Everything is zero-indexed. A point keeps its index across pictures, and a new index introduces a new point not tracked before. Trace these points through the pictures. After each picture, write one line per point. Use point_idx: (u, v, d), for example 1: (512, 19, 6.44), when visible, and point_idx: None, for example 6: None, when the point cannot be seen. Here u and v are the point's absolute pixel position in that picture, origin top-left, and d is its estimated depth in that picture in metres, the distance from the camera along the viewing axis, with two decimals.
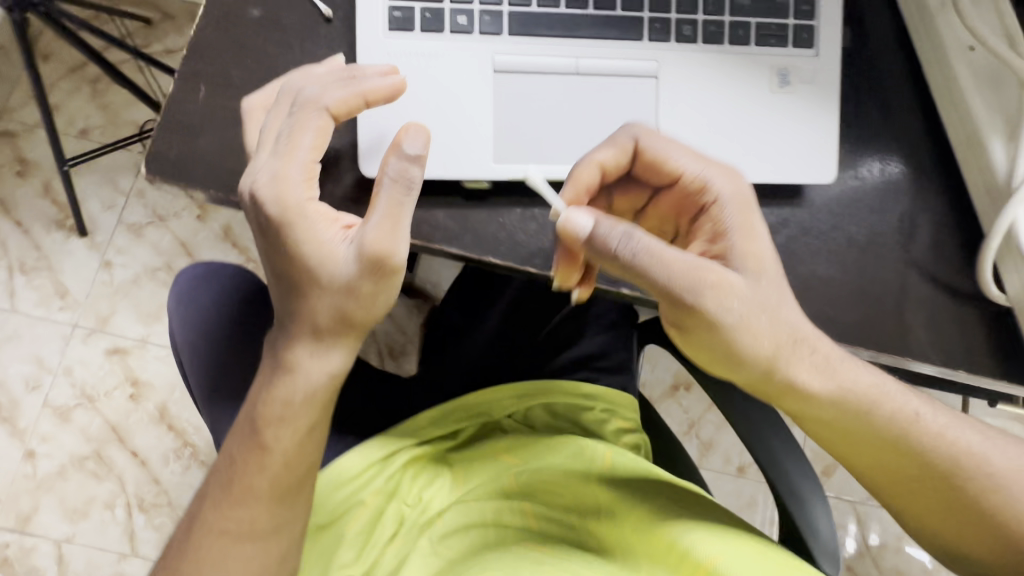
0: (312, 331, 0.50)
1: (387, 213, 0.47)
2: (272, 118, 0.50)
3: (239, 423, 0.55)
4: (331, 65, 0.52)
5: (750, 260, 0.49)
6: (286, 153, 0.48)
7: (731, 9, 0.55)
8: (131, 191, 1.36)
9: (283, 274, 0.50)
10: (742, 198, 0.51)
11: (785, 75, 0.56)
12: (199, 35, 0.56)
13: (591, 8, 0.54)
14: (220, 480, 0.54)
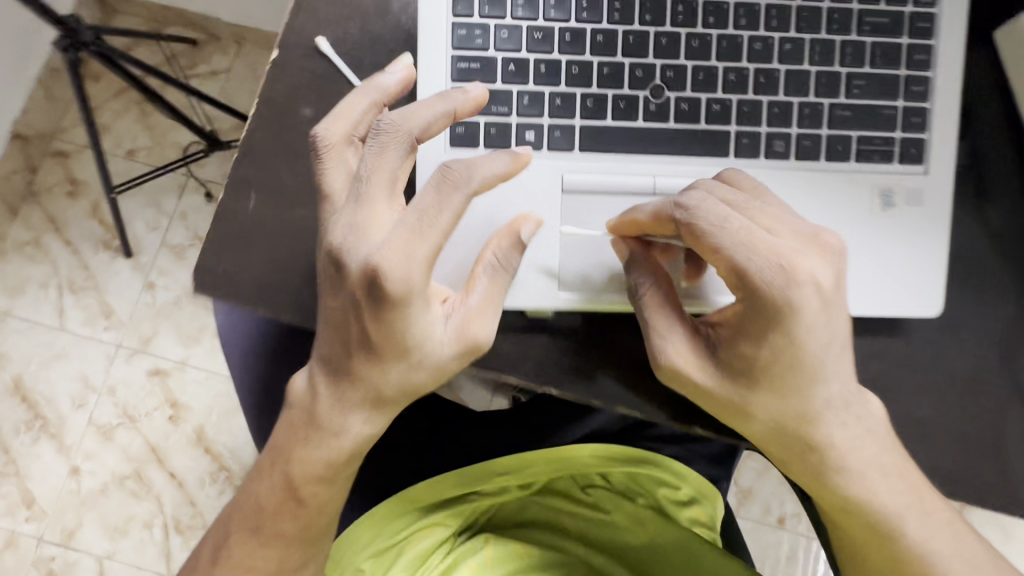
0: (376, 399, 0.50)
1: (489, 298, 0.47)
2: (376, 166, 0.44)
3: (293, 419, 0.53)
4: (433, 107, 0.44)
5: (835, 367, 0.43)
6: (411, 222, 0.43)
7: (830, 122, 0.49)
8: (174, 214, 1.22)
9: (369, 343, 0.47)
10: (814, 317, 0.42)
11: (888, 195, 0.50)
12: (249, 138, 0.54)
13: (673, 122, 0.48)
14: (273, 469, 0.55)
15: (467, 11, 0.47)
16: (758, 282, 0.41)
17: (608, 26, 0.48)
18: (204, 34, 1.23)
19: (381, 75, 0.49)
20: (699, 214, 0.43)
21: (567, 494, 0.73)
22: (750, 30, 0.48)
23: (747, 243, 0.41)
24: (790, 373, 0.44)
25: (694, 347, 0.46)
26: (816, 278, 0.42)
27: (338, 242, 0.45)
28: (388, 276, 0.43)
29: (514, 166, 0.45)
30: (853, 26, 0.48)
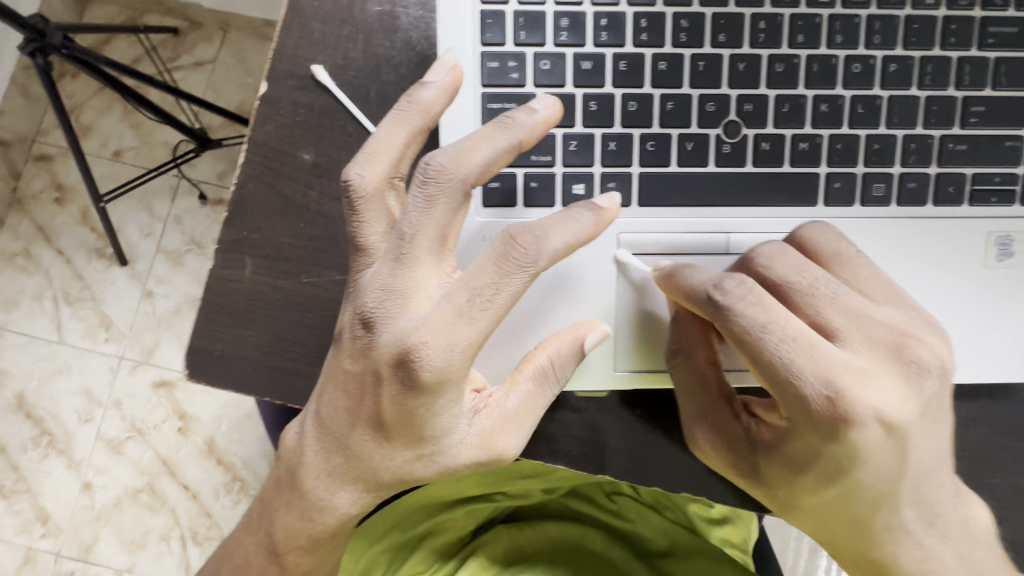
0: (370, 482, 0.42)
1: (528, 406, 0.40)
2: (422, 223, 0.36)
3: (280, 474, 0.46)
4: (493, 142, 0.36)
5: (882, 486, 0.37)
6: (461, 303, 0.36)
7: (940, 158, 0.40)
8: (166, 217, 1.07)
9: (382, 424, 0.40)
10: (876, 452, 0.36)
11: (1007, 244, 0.41)
12: (239, 191, 0.46)
13: (751, 165, 0.40)
14: (259, 526, 0.48)
15: (498, 39, 0.38)
16: (807, 409, 0.35)
17: (671, 50, 0.39)
18: (185, 22, 1.09)
19: (424, 87, 0.37)
20: (739, 310, 0.35)
21: (588, 497, 0.65)
22: (849, 48, 0.39)
23: (795, 360, 0.35)
24: (842, 502, 0.39)
25: (722, 435, 0.41)
26: (882, 411, 0.35)
27: (371, 305, 0.37)
28: (423, 362, 0.36)
29: (596, 226, 0.37)
30: (974, 38, 0.40)
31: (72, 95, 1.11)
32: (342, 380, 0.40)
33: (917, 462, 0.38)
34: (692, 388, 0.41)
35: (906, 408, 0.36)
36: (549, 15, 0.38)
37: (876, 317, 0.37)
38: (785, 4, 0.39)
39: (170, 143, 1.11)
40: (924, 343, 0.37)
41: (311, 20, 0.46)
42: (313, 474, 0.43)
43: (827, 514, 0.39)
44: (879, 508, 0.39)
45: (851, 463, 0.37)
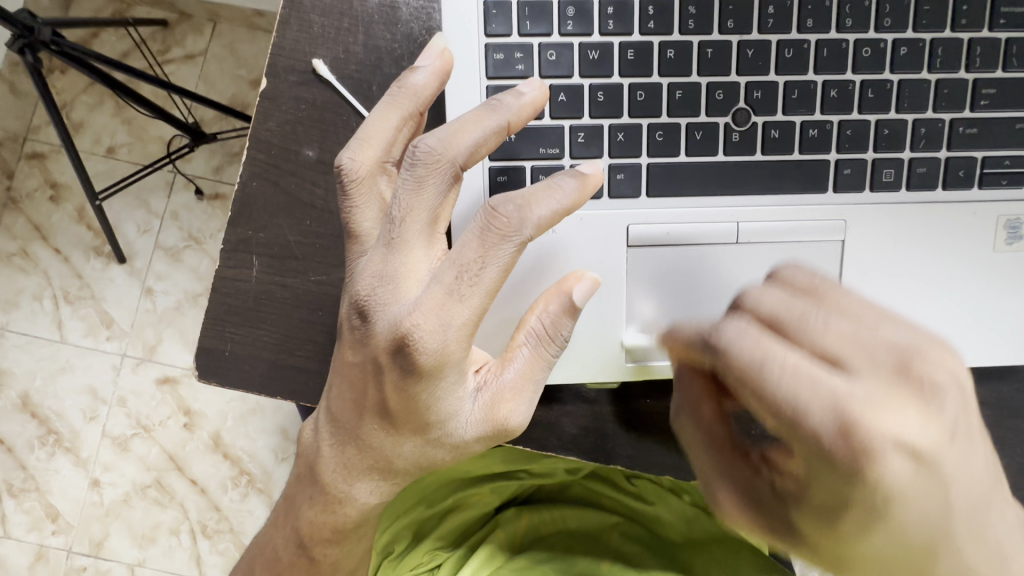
0: (385, 470, 0.42)
1: (529, 372, 0.39)
2: (410, 204, 0.36)
3: (300, 472, 0.47)
4: (482, 125, 0.36)
5: (930, 504, 0.34)
6: (449, 278, 0.36)
7: (951, 142, 0.40)
8: (165, 214, 1.06)
9: (387, 412, 0.40)
10: (905, 488, 0.33)
11: (1016, 227, 0.41)
12: (243, 191, 0.45)
13: (760, 154, 0.40)
14: (285, 520, 0.49)
15: (504, 29, 0.38)
16: (819, 449, 0.32)
17: (679, 38, 0.38)
18: (174, 13, 1.07)
19: (414, 74, 0.38)
20: (733, 352, 0.33)
21: (609, 479, 0.68)
22: (858, 32, 0.39)
23: (798, 395, 0.32)
24: (887, 553, 0.35)
25: (731, 478, 0.39)
26: (903, 440, 0.32)
27: (365, 292, 0.37)
28: (419, 344, 0.36)
29: (581, 193, 0.36)
30: (985, 19, 0.39)
31: (62, 91, 1.09)
32: (346, 372, 0.40)
33: (956, 487, 0.35)
34: (702, 449, 0.40)
35: (927, 435, 0.32)
36: (555, 4, 0.37)
37: (880, 339, 0.34)
38: None
39: (163, 138, 1.10)
40: (935, 360, 0.33)
41: (310, 13, 0.46)
42: (329, 467, 0.44)
43: (872, 566, 0.36)
44: (922, 553, 0.35)
45: (881, 505, 0.33)
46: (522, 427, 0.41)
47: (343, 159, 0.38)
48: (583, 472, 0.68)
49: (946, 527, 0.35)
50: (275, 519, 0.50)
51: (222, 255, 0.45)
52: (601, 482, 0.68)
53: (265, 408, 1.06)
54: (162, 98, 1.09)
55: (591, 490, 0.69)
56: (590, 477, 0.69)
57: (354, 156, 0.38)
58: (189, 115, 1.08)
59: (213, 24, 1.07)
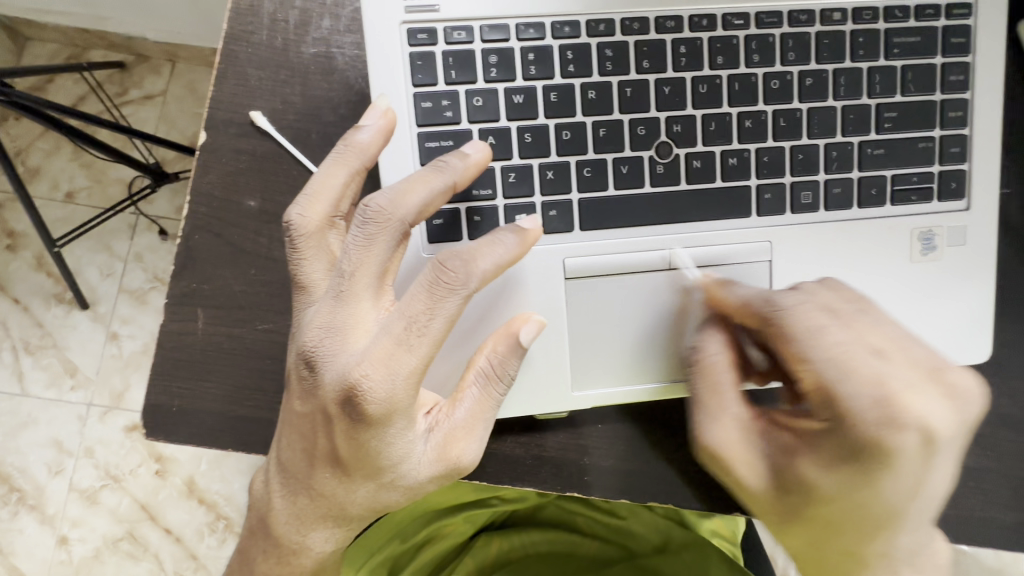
0: (340, 517, 0.42)
1: (479, 412, 0.40)
2: (359, 260, 0.38)
3: (253, 524, 0.46)
4: (428, 184, 0.37)
5: (902, 490, 0.38)
6: (395, 326, 0.37)
7: (861, 163, 0.43)
8: (127, 257, 1.05)
9: (338, 460, 0.40)
10: (907, 461, 0.36)
11: (929, 238, 0.44)
12: (187, 244, 0.45)
13: (684, 183, 0.41)
14: (241, 574, 0.47)
15: (429, 79, 0.39)
16: (848, 409, 0.36)
17: (599, 78, 0.40)
18: (131, 56, 1.06)
19: (359, 131, 0.39)
20: (792, 315, 0.38)
21: (583, 498, 0.70)
22: (766, 66, 0.41)
23: (839, 370, 0.36)
24: (854, 512, 0.39)
25: (746, 435, 0.41)
26: (926, 423, 0.36)
27: (310, 343, 0.38)
28: (367, 394, 0.37)
29: (522, 247, 0.38)
30: (881, 49, 0.42)
31: (16, 138, 1.07)
32: (294, 422, 0.41)
33: (931, 487, 0.38)
34: (714, 389, 0.41)
35: (947, 424, 0.36)
36: (477, 53, 0.39)
37: (915, 342, 0.38)
38: (704, 27, 0.40)
39: (124, 180, 1.08)
40: (961, 372, 0.38)
41: (246, 66, 0.47)
42: (282, 518, 0.43)
43: (828, 522, 0.39)
44: (883, 523, 0.39)
45: (880, 469, 0.36)
46: (475, 464, 0.41)
47: (292, 218, 0.39)
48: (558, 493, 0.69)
49: (911, 506, 0.38)
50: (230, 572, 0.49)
51: (169, 308, 0.45)
52: (573, 505, 0.70)
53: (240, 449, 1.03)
54: (120, 142, 1.08)
55: (566, 510, 0.70)
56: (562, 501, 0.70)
57: (304, 215, 0.39)
58: (148, 157, 1.07)
59: (169, 66, 1.07)
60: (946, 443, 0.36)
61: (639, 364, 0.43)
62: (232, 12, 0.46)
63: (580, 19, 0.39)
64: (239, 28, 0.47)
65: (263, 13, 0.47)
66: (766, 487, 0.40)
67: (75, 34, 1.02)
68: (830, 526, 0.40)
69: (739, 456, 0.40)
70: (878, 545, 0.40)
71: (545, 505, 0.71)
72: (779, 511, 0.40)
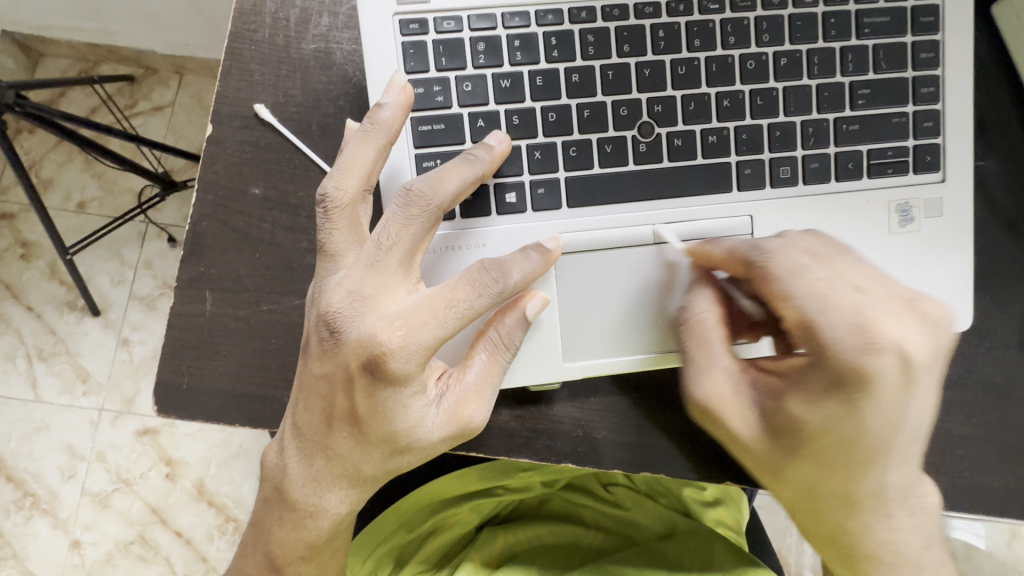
0: (353, 479, 0.44)
1: (488, 376, 0.42)
2: (395, 235, 0.40)
3: (267, 494, 0.48)
4: (462, 174, 0.40)
5: (889, 417, 0.39)
6: (430, 299, 0.39)
7: (837, 139, 0.44)
8: (138, 264, 1.08)
9: (357, 420, 0.42)
10: (889, 386, 0.38)
11: (906, 210, 0.45)
12: (194, 231, 0.48)
13: (666, 161, 0.43)
14: (254, 546, 0.49)
15: (421, 66, 0.41)
16: (829, 341, 0.37)
17: (582, 63, 0.42)
18: (140, 68, 1.10)
19: (381, 109, 0.40)
20: (776, 258, 0.39)
21: (586, 489, 0.71)
22: (741, 49, 0.43)
23: (816, 305, 0.38)
24: (843, 447, 0.40)
25: (735, 385, 0.41)
26: (903, 346, 0.38)
27: (337, 306, 0.40)
28: (390, 355, 0.39)
29: (547, 266, 0.41)
30: (852, 31, 0.44)
31: (30, 150, 1.11)
32: (313, 385, 0.43)
33: (912, 416, 0.40)
34: (700, 343, 0.42)
35: (923, 348, 0.38)
36: (466, 40, 0.41)
37: (891, 281, 0.40)
38: (679, 12, 0.43)
39: (134, 189, 1.12)
40: (933, 302, 0.40)
41: (249, 63, 0.49)
42: (298, 482, 0.45)
43: (818, 461, 0.41)
44: (872, 454, 0.40)
45: (862, 396, 0.38)
46: (484, 426, 0.43)
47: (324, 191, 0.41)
48: (560, 483, 0.70)
49: (895, 435, 0.40)
50: (244, 543, 0.51)
51: (178, 294, 0.47)
52: (575, 496, 0.71)
53: (249, 450, 1.05)
54: (131, 151, 1.11)
55: (570, 501, 0.71)
56: (563, 491, 0.71)
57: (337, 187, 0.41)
58: (158, 165, 1.10)
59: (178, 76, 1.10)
60: (927, 363, 0.38)
61: (634, 333, 0.44)
62: (235, 12, 0.49)
63: (562, 7, 0.42)
64: (242, 26, 0.49)
65: (265, 12, 0.49)
66: (756, 435, 0.41)
67: (88, 48, 1.06)
68: (828, 462, 0.40)
69: (730, 405, 0.41)
70: (868, 484, 0.42)
71: (550, 497, 0.72)
72: (773, 457, 0.41)
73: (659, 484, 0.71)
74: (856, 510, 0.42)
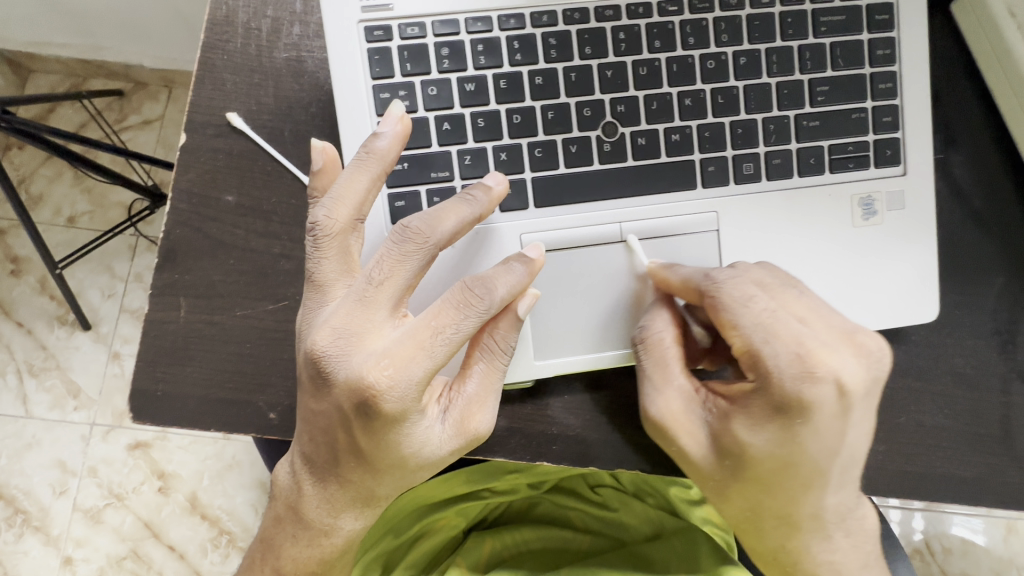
0: (366, 498, 0.45)
1: (488, 386, 0.43)
2: (389, 271, 0.39)
3: (279, 511, 0.48)
4: (459, 214, 0.40)
5: (827, 448, 0.40)
6: (417, 331, 0.39)
7: (798, 135, 0.45)
8: (128, 277, 1.08)
9: (358, 450, 0.42)
10: (830, 415, 0.39)
11: (869, 203, 0.46)
12: (169, 238, 0.48)
13: (630, 160, 0.44)
14: (265, 561, 0.49)
15: (387, 72, 0.42)
16: (768, 368, 0.39)
17: (545, 65, 0.43)
18: (128, 82, 1.11)
19: (378, 138, 0.40)
20: (725, 288, 0.41)
21: (575, 491, 0.71)
22: (702, 48, 0.44)
23: (757, 329, 0.39)
24: (781, 470, 0.41)
25: (685, 404, 0.42)
26: (839, 377, 0.39)
27: (323, 345, 0.40)
28: (384, 393, 0.39)
29: (530, 275, 0.41)
30: (809, 29, 0.45)
31: (19, 166, 1.11)
32: (312, 420, 0.43)
33: (848, 442, 0.41)
34: (660, 361, 0.43)
35: (858, 379, 0.39)
36: (430, 46, 0.42)
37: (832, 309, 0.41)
38: (640, 15, 0.44)
39: (124, 202, 1.12)
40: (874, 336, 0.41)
41: (223, 72, 0.50)
42: (314, 503, 0.45)
43: (758, 482, 0.41)
44: (809, 482, 0.41)
45: (802, 421, 0.39)
46: (490, 434, 0.44)
47: (316, 219, 0.40)
48: (546, 485, 0.70)
49: (835, 466, 0.41)
50: (252, 558, 0.50)
51: (154, 302, 0.48)
52: (562, 497, 0.70)
53: (241, 462, 1.05)
54: (118, 165, 1.12)
55: (557, 503, 0.71)
56: (551, 492, 0.71)
57: (328, 213, 0.40)
58: (146, 178, 1.11)
59: (164, 89, 1.11)
60: (872, 397, 0.40)
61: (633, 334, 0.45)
62: (208, 23, 0.50)
63: (524, 12, 0.43)
64: (214, 37, 0.50)
65: (237, 23, 0.50)
66: (705, 453, 0.42)
67: (77, 64, 1.07)
68: (767, 486, 0.41)
69: (680, 424, 0.42)
70: (810, 507, 0.43)
71: (538, 501, 0.72)
72: (717, 477, 0.42)
73: (646, 484, 0.70)
74: (795, 530, 0.44)
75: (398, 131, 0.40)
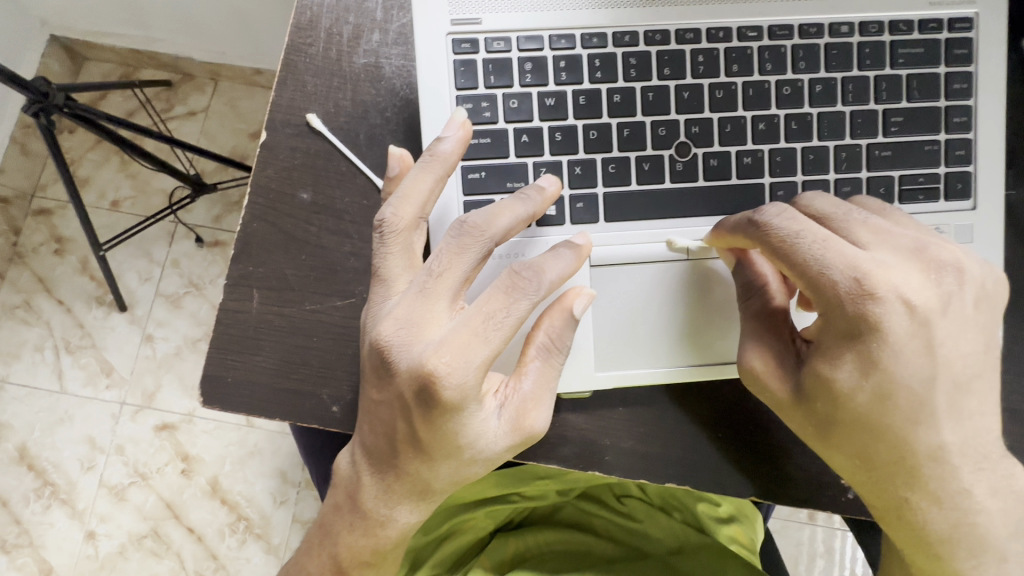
0: (422, 491, 0.45)
1: (543, 384, 0.43)
2: (447, 264, 0.40)
3: (338, 500, 0.49)
4: (514, 211, 0.41)
5: (922, 362, 0.39)
6: (471, 319, 0.39)
7: (869, 164, 0.46)
8: (166, 263, 1.11)
9: (415, 440, 0.43)
10: (907, 336, 0.39)
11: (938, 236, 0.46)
12: (244, 231, 0.50)
13: (701, 180, 0.45)
14: (322, 547, 0.51)
15: (470, 83, 0.43)
16: (831, 294, 0.39)
17: (623, 84, 0.44)
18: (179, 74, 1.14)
19: (441, 142, 0.41)
20: (773, 221, 0.40)
21: (602, 501, 0.71)
22: (777, 74, 0.45)
23: (825, 256, 0.39)
24: (878, 405, 0.40)
25: (779, 354, 0.43)
26: (904, 294, 0.38)
27: (386, 336, 0.41)
28: (443, 381, 0.39)
29: (578, 264, 0.42)
30: (886, 59, 0.45)
31: (70, 149, 1.16)
32: (372, 408, 0.44)
33: (942, 363, 0.40)
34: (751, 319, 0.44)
35: (923, 296, 0.39)
36: (513, 60, 0.43)
37: (902, 230, 0.41)
38: (719, 39, 0.44)
39: (166, 190, 1.16)
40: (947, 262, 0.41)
41: (304, 74, 0.52)
42: (371, 493, 0.46)
43: (854, 427, 0.41)
44: (915, 414, 0.40)
45: (876, 343, 0.39)
46: (545, 432, 0.44)
47: (382, 217, 0.42)
48: (574, 492, 0.71)
49: (929, 394, 0.40)
50: (310, 543, 0.52)
51: (224, 291, 0.49)
52: (589, 505, 0.71)
53: (263, 450, 1.07)
54: (165, 153, 1.15)
55: (583, 512, 0.71)
56: (578, 500, 0.71)
57: (395, 212, 0.42)
58: (191, 168, 1.14)
59: (214, 82, 1.14)
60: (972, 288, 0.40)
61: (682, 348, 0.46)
62: (293, 26, 0.52)
63: (606, 31, 0.44)
64: (299, 40, 0.52)
65: (321, 28, 0.52)
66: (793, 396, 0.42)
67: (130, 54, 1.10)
68: (886, 421, 0.40)
69: (775, 371, 0.42)
70: (925, 443, 0.40)
71: (563, 507, 0.72)
72: (823, 425, 0.41)
73: (672, 500, 0.70)
74: (916, 479, 0.41)
75: (458, 133, 0.42)
